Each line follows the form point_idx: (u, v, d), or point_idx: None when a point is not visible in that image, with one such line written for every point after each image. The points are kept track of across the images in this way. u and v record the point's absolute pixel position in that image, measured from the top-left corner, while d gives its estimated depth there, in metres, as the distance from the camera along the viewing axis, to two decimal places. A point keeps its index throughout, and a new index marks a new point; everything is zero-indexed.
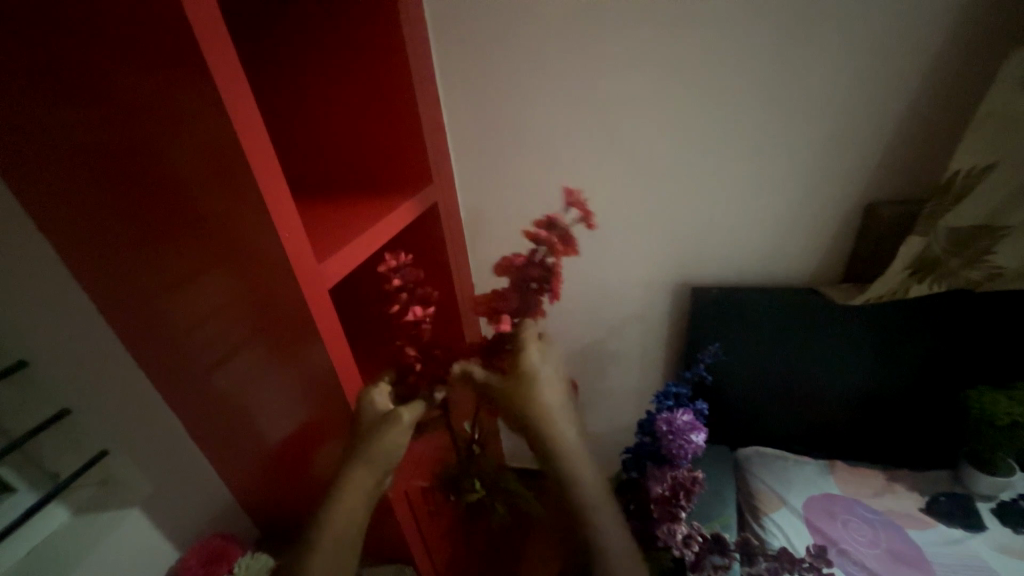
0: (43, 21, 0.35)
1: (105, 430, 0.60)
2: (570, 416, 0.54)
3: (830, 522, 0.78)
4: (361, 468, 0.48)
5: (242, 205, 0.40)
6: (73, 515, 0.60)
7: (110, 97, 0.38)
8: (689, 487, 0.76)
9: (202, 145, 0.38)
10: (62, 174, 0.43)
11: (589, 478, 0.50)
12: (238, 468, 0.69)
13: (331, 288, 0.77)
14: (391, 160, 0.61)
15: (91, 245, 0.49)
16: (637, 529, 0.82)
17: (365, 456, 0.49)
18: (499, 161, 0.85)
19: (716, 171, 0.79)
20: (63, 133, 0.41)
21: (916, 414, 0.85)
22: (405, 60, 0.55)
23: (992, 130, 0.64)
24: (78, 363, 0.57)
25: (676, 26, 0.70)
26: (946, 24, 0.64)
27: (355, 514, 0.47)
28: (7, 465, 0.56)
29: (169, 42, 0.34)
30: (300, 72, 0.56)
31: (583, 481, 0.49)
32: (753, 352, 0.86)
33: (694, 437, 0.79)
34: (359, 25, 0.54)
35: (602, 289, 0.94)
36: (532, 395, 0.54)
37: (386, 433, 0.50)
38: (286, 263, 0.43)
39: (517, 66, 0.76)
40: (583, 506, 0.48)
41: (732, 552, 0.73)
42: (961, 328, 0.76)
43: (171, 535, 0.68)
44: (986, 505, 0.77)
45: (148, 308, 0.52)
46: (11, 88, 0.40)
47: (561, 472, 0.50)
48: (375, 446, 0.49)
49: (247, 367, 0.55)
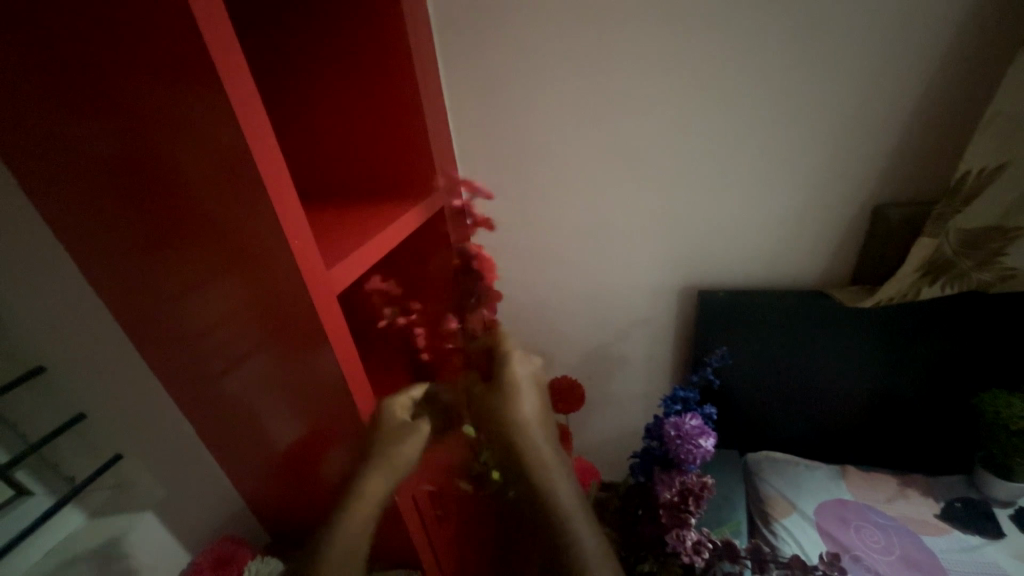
0: (47, 24, 0.40)
1: (118, 433, 0.64)
2: (549, 434, 0.50)
3: (842, 529, 0.85)
4: (377, 472, 0.49)
5: (248, 207, 0.44)
6: (89, 518, 0.63)
7: (124, 112, 0.42)
8: (699, 494, 0.66)
9: (218, 168, 0.43)
10: (84, 182, 0.48)
11: (563, 483, 0.45)
12: (248, 473, 0.72)
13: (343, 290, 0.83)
14: (403, 169, 0.71)
15: (110, 251, 0.53)
16: (643, 538, 0.72)
17: (378, 465, 0.49)
18: (506, 175, 0.88)
19: (719, 178, 0.81)
20: (85, 144, 0.45)
21: (923, 419, 0.90)
22: (415, 80, 0.64)
23: (1003, 130, 0.63)
24: (102, 367, 0.61)
25: (678, 38, 0.72)
26: (950, 24, 0.64)
27: (369, 512, 0.47)
28: (25, 467, 0.60)
29: (169, 54, 0.38)
30: (327, 90, 0.67)
31: (559, 488, 0.44)
32: (760, 355, 0.90)
33: (704, 441, 0.67)
34: (376, 51, 0.63)
35: (609, 295, 0.98)
36: (512, 413, 0.50)
37: (400, 444, 0.52)
38: (297, 272, 0.47)
39: (521, 85, 0.79)
40: (555, 512, 0.42)
41: (741, 558, 0.65)
42: (969, 330, 0.80)
43: (183, 536, 0.71)
44: (1003, 510, 0.85)
45: (165, 316, 0.56)
46: (29, 93, 0.44)
47: (538, 479, 0.44)
48: (389, 453, 0.50)
49: (256, 372, 0.58)
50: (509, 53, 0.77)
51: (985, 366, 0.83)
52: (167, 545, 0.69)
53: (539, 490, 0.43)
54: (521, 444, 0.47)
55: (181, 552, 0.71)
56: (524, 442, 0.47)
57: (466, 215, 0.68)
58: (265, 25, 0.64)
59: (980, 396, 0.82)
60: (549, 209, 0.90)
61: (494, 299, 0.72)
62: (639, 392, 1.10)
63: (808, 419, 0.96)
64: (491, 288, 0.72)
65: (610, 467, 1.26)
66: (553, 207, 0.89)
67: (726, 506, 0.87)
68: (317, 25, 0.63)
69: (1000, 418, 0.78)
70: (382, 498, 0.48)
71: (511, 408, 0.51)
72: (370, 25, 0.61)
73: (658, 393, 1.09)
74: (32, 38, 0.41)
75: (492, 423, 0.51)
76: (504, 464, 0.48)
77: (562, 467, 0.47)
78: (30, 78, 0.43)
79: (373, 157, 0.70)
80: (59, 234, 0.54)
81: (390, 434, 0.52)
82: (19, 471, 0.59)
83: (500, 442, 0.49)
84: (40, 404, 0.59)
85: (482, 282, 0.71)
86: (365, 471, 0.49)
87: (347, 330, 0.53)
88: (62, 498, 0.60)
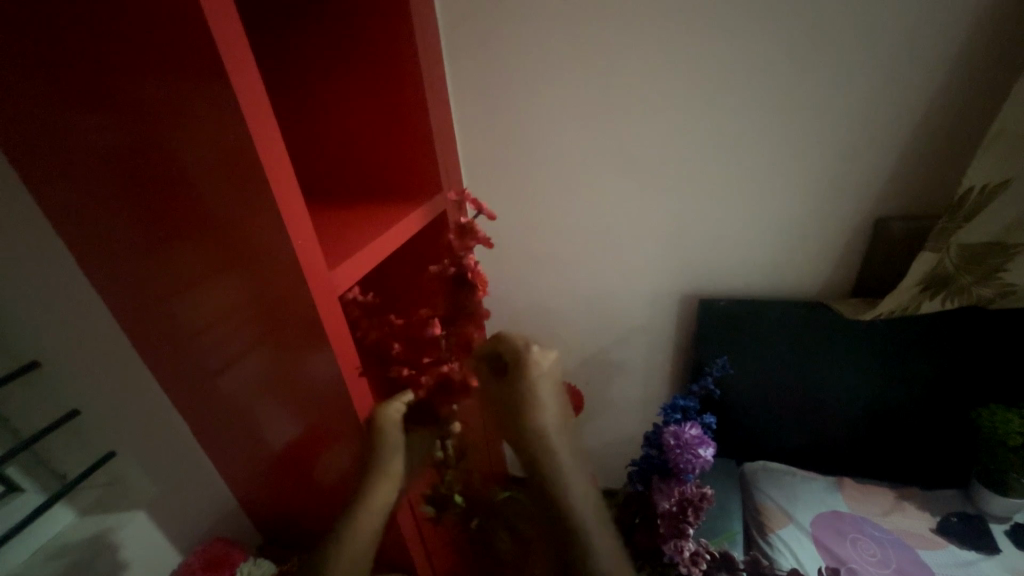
0: (49, 13, 0.39)
1: (111, 429, 0.62)
2: (562, 421, 0.48)
3: (837, 540, 0.86)
4: (382, 485, 0.47)
5: (251, 205, 0.43)
6: (80, 516, 0.62)
7: (129, 103, 0.41)
8: (698, 504, 0.65)
9: (220, 164, 0.42)
10: (83, 175, 0.47)
11: (575, 478, 0.44)
12: (242, 472, 0.71)
13: None
14: (407, 169, 0.70)
15: (108, 246, 0.52)
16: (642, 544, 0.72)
17: (377, 478, 0.47)
18: (509, 177, 0.88)
19: (720, 185, 0.81)
20: (86, 135, 0.44)
21: (922, 432, 0.91)
22: (420, 78, 0.63)
23: (1009, 148, 0.63)
24: (98, 359, 0.60)
25: (686, 43, 0.71)
26: (956, 38, 0.64)
27: (370, 531, 0.44)
28: (16, 465, 0.58)
29: (177, 47, 0.37)
30: (332, 87, 0.66)
31: (571, 483, 0.44)
32: (757, 365, 0.90)
33: (703, 451, 0.67)
34: (383, 50, 0.63)
35: (608, 301, 0.97)
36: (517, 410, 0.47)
37: (395, 454, 0.49)
38: (299, 272, 0.46)
39: (525, 89, 0.79)
40: (566, 511, 0.43)
41: (738, 570, 0.66)
42: (970, 344, 0.80)
43: (173, 537, 0.70)
44: (998, 526, 0.85)
45: (162, 313, 0.55)
46: (28, 81, 0.43)
47: (548, 475, 0.44)
48: (388, 464, 0.48)
49: (252, 371, 0.57)
50: (515, 54, 0.77)
51: (983, 382, 0.83)
52: (157, 544, 0.68)
53: (551, 490, 0.43)
54: (531, 445, 0.45)
55: (171, 552, 0.70)
56: (529, 445, 0.45)
57: (469, 222, 0.53)
58: (271, 21, 0.63)
59: (978, 411, 0.81)
60: (550, 212, 0.89)
61: (481, 320, 0.54)
62: (638, 399, 1.10)
63: (805, 429, 0.96)
64: (482, 307, 0.54)
65: (607, 473, 1.26)
66: (555, 212, 0.89)
67: (722, 517, 0.88)
68: (324, 22, 0.62)
69: (997, 434, 0.78)
70: (384, 516, 0.46)
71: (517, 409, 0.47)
72: (378, 25, 0.61)
73: (656, 400, 1.09)
74: (39, 29, 0.40)
75: (508, 422, 0.47)
76: (514, 454, 0.47)
77: (574, 458, 0.46)
78: (32, 66, 0.42)
79: (378, 158, 0.70)
80: (57, 227, 0.53)
81: (392, 438, 0.50)
82: (11, 467, 0.57)
83: (512, 441, 0.47)
84: (34, 400, 0.58)
85: (474, 299, 0.53)
86: (365, 485, 0.47)
87: (346, 331, 0.53)
88: (52, 497, 0.58)
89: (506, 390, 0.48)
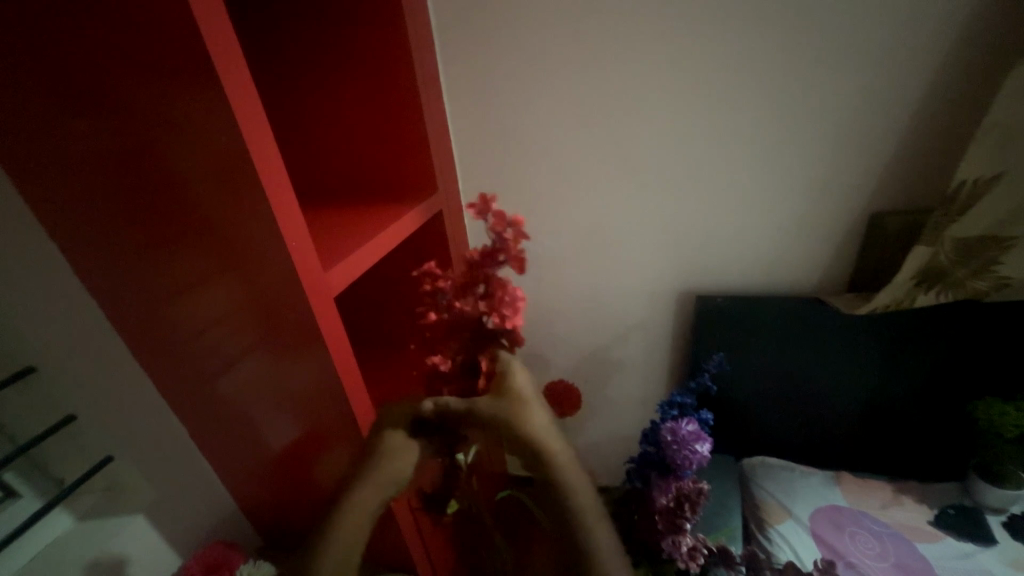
0: (42, 23, 0.39)
1: (110, 435, 0.63)
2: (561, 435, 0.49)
3: (836, 534, 0.86)
4: (366, 488, 0.45)
5: (245, 208, 0.43)
6: (78, 521, 0.63)
7: (123, 109, 0.41)
8: (695, 499, 0.66)
9: (215, 168, 0.42)
10: (78, 181, 0.47)
11: (584, 487, 0.45)
12: (243, 476, 0.71)
13: (341, 295, 0.83)
14: (403, 171, 0.70)
15: (103, 251, 0.52)
16: (639, 541, 0.72)
17: (364, 485, 0.45)
18: (503, 177, 0.88)
19: (715, 183, 0.81)
20: (78, 141, 0.44)
21: (920, 424, 0.91)
22: (414, 81, 0.64)
23: (1001, 140, 0.63)
24: (95, 364, 0.60)
25: (678, 42, 0.71)
26: (947, 35, 0.65)
27: (355, 535, 0.44)
28: (14, 471, 0.60)
29: (169, 53, 0.37)
30: (325, 91, 0.66)
31: (582, 493, 0.44)
32: (753, 361, 0.91)
33: (701, 448, 0.67)
34: (375, 51, 0.63)
35: (605, 299, 0.97)
36: (521, 425, 0.48)
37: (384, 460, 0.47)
38: (296, 274, 0.46)
39: (520, 91, 0.79)
40: (580, 519, 0.43)
41: (737, 565, 0.66)
42: (965, 337, 0.80)
43: (171, 541, 0.70)
44: (996, 517, 0.85)
45: (159, 317, 0.55)
46: (20, 88, 0.43)
47: (558, 487, 0.44)
48: (381, 468, 0.46)
49: (250, 373, 0.57)
50: (508, 55, 0.77)
51: (979, 375, 0.83)
52: (157, 547, 0.68)
53: (562, 499, 0.44)
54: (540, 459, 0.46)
55: (171, 556, 0.70)
56: (542, 455, 0.46)
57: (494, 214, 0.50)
58: (262, 25, 0.63)
59: (975, 404, 0.82)
60: (544, 212, 0.89)
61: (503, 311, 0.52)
62: (637, 398, 1.10)
63: (804, 424, 0.96)
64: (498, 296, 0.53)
65: (606, 471, 1.26)
66: (550, 213, 0.89)
67: (722, 512, 0.87)
68: (316, 26, 0.62)
69: (994, 426, 0.79)
70: (370, 518, 0.45)
71: (524, 422, 0.48)
72: (371, 27, 0.61)
73: (654, 398, 1.09)
74: (30, 35, 0.40)
75: (516, 442, 0.48)
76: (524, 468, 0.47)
77: (579, 469, 0.47)
78: (24, 73, 0.42)
79: (374, 158, 0.70)
80: (53, 235, 0.53)
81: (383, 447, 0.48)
82: (8, 473, 0.59)
83: (521, 454, 0.48)
84: (30, 405, 0.58)
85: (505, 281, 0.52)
86: (352, 489, 0.46)
87: (342, 333, 0.53)
88: (52, 501, 0.59)
89: (506, 411, 0.49)
